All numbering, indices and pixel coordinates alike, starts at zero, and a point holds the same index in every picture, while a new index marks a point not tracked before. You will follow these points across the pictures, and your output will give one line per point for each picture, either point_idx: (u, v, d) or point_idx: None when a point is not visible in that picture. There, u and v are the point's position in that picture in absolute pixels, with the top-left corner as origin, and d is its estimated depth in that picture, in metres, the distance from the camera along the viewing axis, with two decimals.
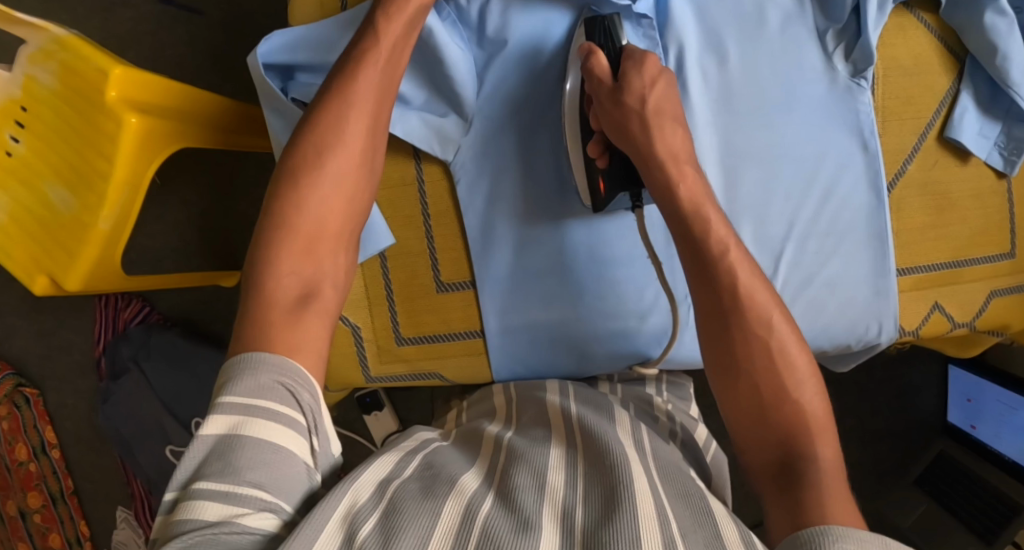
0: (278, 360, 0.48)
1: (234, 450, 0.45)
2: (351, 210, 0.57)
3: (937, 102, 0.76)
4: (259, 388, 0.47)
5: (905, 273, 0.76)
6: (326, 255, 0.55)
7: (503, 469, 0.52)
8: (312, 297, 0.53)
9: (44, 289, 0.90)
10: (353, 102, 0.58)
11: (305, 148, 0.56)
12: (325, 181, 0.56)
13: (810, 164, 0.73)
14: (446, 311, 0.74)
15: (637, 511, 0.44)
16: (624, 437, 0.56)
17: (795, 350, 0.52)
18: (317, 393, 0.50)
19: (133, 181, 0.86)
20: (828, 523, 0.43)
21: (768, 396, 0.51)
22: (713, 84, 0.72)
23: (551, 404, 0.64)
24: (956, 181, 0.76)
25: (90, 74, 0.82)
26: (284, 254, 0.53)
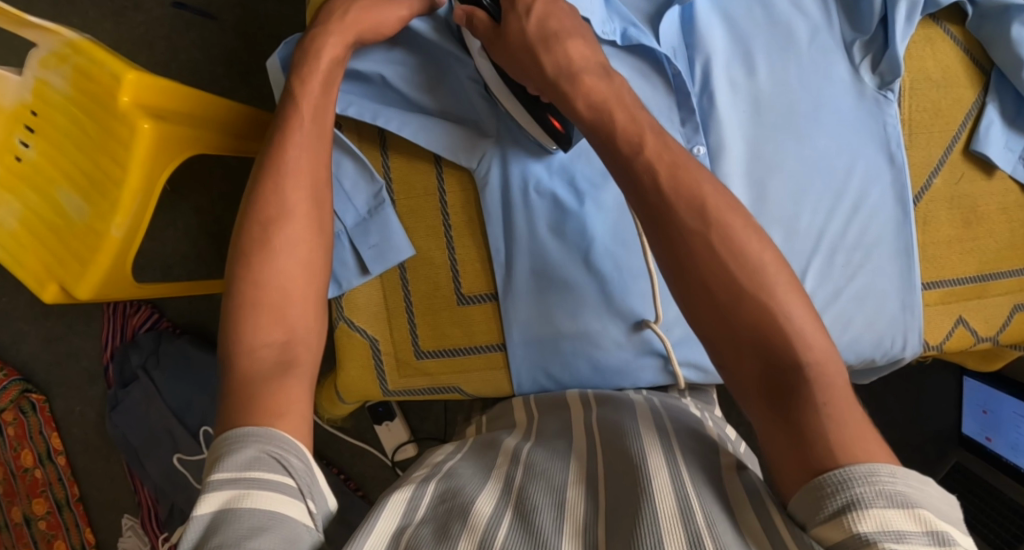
0: (262, 431, 0.48)
1: (230, 522, 0.44)
2: (312, 271, 0.57)
3: (964, 114, 0.75)
4: (247, 463, 0.46)
5: (931, 287, 0.75)
6: (297, 317, 0.55)
7: (520, 485, 0.51)
8: (290, 362, 0.53)
9: (54, 297, 0.89)
10: (287, 172, 0.58)
11: (251, 226, 0.56)
12: (281, 252, 0.56)
13: (838, 177, 0.72)
14: (470, 325, 0.73)
15: (657, 514, 0.44)
16: (648, 434, 0.55)
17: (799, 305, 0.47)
18: (309, 459, 0.49)
19: (147, 187, 0.85)
20: (824, 475, 0.42)
21: (776, 353, 0.46)
22: (741, 94, 0.72)
23: (576, 420, 0.63)
24: (983, 195, 0.76)
25: (103, 78, 0.81)
26: (252, 328, 0.53)
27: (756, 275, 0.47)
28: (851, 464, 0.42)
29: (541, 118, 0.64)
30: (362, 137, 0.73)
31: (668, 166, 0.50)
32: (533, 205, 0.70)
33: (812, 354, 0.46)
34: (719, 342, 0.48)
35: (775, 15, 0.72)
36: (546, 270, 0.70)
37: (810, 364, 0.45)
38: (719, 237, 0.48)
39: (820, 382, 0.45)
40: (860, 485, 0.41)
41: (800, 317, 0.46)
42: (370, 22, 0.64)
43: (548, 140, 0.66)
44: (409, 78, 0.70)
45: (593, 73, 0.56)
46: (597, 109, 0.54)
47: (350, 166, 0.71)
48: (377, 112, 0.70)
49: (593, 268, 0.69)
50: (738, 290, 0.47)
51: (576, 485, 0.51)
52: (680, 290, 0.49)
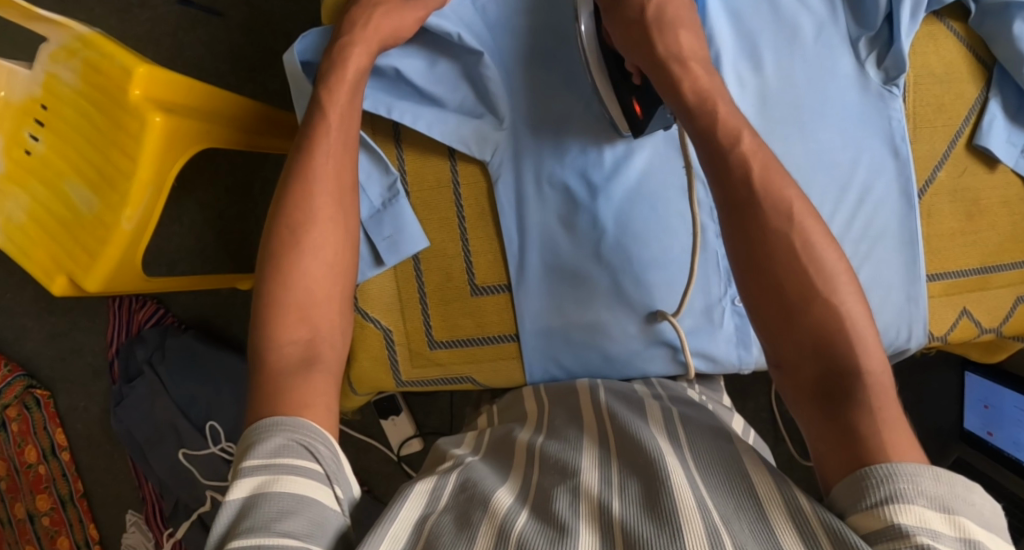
0: (289, 421, 0.49)
1: (260, 506, 0.45)
2: (336, 272, 0.58)
3: (967, 109, 0.76)
4: (276, 449, 0.47)
5: (935, 278, 0.77)
6: (321, 318, 0.56)
7: (537, 483, 0.52)
8: (314, 358, 0.54)
9: (62, 289, 0.88)
10: (314, 178, 0.59)
11: (280, 229, 0.58)
12: (306, 254, 0.57)
13: (844, 170, 0.73)
14: (482, 316, 0.73)
15: (677, 504, 0.44)
16: (658, 433, 0.56)
17: (841, 278, 0.49)
18: (335, 447, 0.51)
19: (157, 180, 0.84)
20: (869, 468, 0.44)
21: (819, 332, 0.48)
22: (749, 88, 0.73)
23: (584, 406, 0.64)
24: (986, 188, 0.77)
25: (113, 72, 0.81)
26: (279, 325, 0.55)
27: (829, 278, 0.49)
28: (897, 462, 0.44)
29: (624, 99, 0.65)
30: (376, 129, 0.73)
31: (761, 163, 0.52)
32: (543, 197, 0.71)
33: (871, 362, 0.48)
34: (779, 341, 0.50)
35: (784, 12, 0.73)
36: (557, 263, 0.71)
37: (868, 372, 0.47)
38: (800, 240, 0.49)
39: (875, 388, 0.47)
40: (903, 482, 0.42)
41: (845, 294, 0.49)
42: (389, 28, 0.65)
43: (623, 122, 0.67)
44: (424, 73, 0.70)
45: (700, 62, 0.57)
46: (701, 95, 0.55)
47: (364, 159, 0.72)
48: (391, 105, 0.70)
49: (606, 262, 0.70)
50: (810, 292, 0.49)
51: (593, 471, 0.51)
52: (748, 287, 0.51)
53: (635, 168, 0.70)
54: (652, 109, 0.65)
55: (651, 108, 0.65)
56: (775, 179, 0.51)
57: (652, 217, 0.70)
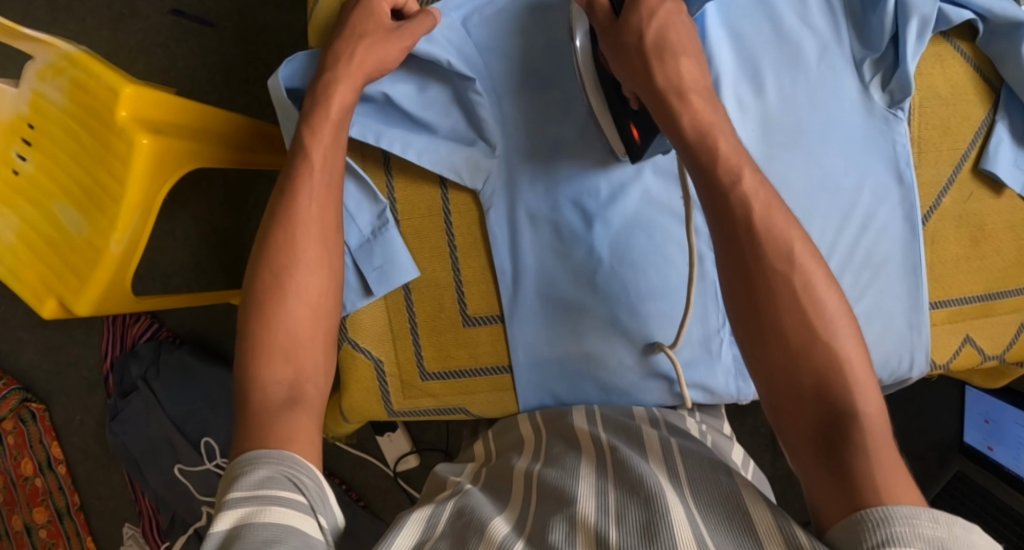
0: (274, 453, 0.49)
1: (245, 537, 0.43)
2: (321, 312, 0.57)
3: (973, 132, 0.74)
4: (261, 480, 0.47)
5: (938, 306, 0.75)
6: (307, 356, 0.55)
7: (534, 514, 0.51)
8: (297, 399, 0.53)
9: (53, 312, 0.87)
10: (298, 220, 0.58)
11: (262, 275, 0.57)
12: (290, 297, 0.56)
13: (847, 198, 0.71)
14: (474, 346, 0.72)
15: (674, 538, 0.43)
16: (659, 470, 0.54)
17: (827, 295, 0.48)
18: (321, 480, 0.50)
19: (145, 202, 0.83)
20: (866, 510, 0.42)
21: (798, 349, 0.47)
22: (750, 112, 0.71)
23: (581, 435, 0.63)
24: (991, 214, 0.75)
25: (100, 92, 0.80)
26: (261, 369, 0.54)
27: (825, 317, 0.48)
28: (894, 505, 0.42)
29: (622, 124, 0.64)
30: (366, 158, 0.72)
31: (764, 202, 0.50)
32: (537, 227, 0.69)
33: (867, 402, 0.46)
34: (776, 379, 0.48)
35: (787, 34, 0.71)
36: (552, 294, 0.70)
37: (865, 412, 0.46)
38: (802, 280, 0.48)
39: (871, 429, 0.46)
40: (899, 524, 0.41)
41: (834, 314, 0.48)
42: (375, 61, 0.63)
43: (621, 147, 0.66)
44: (416, 99, 0.69)
45: (700, 94, 0.55)
46: (702, 129, 0.53)
47: (353, 189, 0.71)
48: (380, 132, 0.68)
49: (602, 291, 0.68)
50: (808, 329, 0.48)
51: (590, 498, 0.50)
52: (739, 317, 0.50)
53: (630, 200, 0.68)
54: (650, 135, 0.63)
55: (649, 134, 0.63)
56: (777, 219, 0.50)
57: (651, 245, 0.68)
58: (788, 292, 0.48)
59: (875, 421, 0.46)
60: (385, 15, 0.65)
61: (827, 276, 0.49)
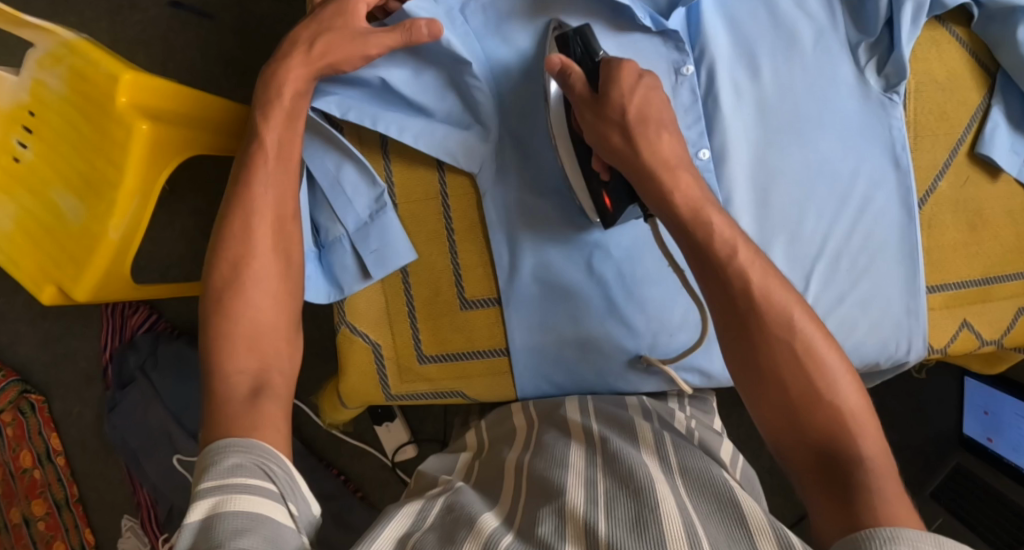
0: (243, 443, 0.51)
1: (215, 526, 0.45)
2: (273, 297, 0.60)
3: (968, 117, 0.74)
4: (234, 467, 0.49)
5: (935, 290, 0.75)
6: (269, 348, 0.58)
7: (524, 507, 0.51)
8: (262, 387, 0.56)
9: (52, 298, 0.87)
10: (255, 210, 0.62)
11: (221, 266, 0.60)
12: (250, 287, 0.59)
13: (844, 182, 0.71)
14: (471, 330, 0.72)
15: (665, 536, 0.43)
16: (650, 460, 0.55)
17: (822, 349, 0.52)
18: (291, 468, 0.51)
19: (144, 189, 0.83)
20: (871, 529, 0.44)
21: (800, 403, 0.51)
22: (746, 95, 0.71)
23: (573, 424, 0.64)
24: (987, 198, 0.75)
25: (99, 79, 0.80)
26: (225, 356, 0.56)
27: (827, 373, 0.52)
28: (901, 530, 0.44)
29: (595, 190, 0.64)
30: (363, 141, 0.72)
31: (761, 273, 0.54)
32: (536, 207, 0.69)
33: (871, 447, 0.50)
34: (785, 429, 0.52)
35: (783, 19, 0.71)
36: (549, 278, 0.70)
37: (869, 455, 0.50)
38: (802, 343, 0.52)
39: (873, 466, 0.50)
40: (904, 546, 0.42)
41: (831, 364, 0.52)
42: (332, 58, 0.64)
43: (594, 213, 0.66)
44: (412, 81, 0.68)
45: (686, 170, 0.58)
46: (693, 207, 0.56)
47: (350, 170, 0.70)
48: (376, 116, 0.69)
49: (599, 278, 0.69)
50: (811, 388, 0.51)
51: (580, 489, 0.50)
52: (744, 380, 0.54)
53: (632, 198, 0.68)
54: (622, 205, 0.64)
55: (621, 205, 0.63)
56: None
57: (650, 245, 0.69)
58: (790, 356, 0.52)
59: (879, 463, 0.50)
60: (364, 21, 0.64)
61: (824, 332, 0.53)
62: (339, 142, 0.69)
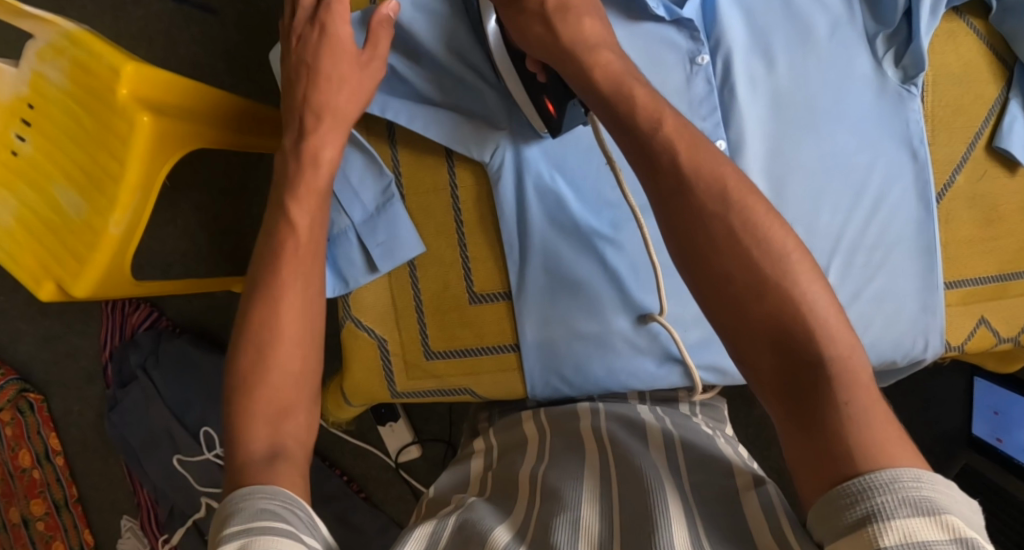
0: (267, 489, 0.47)
1: None
2: (302, 380, 0.57)
3: (986, 110, 0.73)
4: (256, 510, 0.45)
5: (952, 287, 0.73)
6: (292, 422, 0.55)
7: (538, 517, 0.50)
8: (279, 453, 0.52)
9: (50, 295, 0.85)
10: (284, 288, 0.59)
11: (246, 338, 0.56)
12: (275, 364, 0.55)
13: (860, 176, 0.70)
14: (480, 325, 0.71)
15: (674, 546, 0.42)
16: (659, 463, 0.55)
17: (775, 238, 0.46)
18: (315, 518, 0.48)
19: (145, 183, 0.81)
20: (846, 484, 0.40)
21: (761, 307, 0.45)
22: (761, 86, 0.69)
23: (585, 431, 0.64)
24: (1005, 193, 0.73)
25: (102, 71, 0.78)
26: (248, 428, 0.53)
27: (778, 259, 0.46)
28: (873, 472, 0.39)
29: (536, 99, 0.63)
30: (371, 131, 0.71)
31: (688, 144, 0.49)
32: (545, 197, 0.68)
33: (836, 348, 0.44)
34: (737, 336, 0.45)
35: (798, 10, 0.70)
36: (556, 269, 0.68)
37: (834, 358, 0.43)
38: (740, 219, 0.46)
39: (843, 375, 0.43)
40: (882, 494, 0.38)
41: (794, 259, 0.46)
42: (352, 106, 0.66)
43: (540, 122, 0.64)
44: (420, 72, 0.68)
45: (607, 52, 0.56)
46: (613, 79, 0.54)
47: (357, 159, 0.70)
48: (385, 104, 0.69)
49: (608, 270, 0.68)
50: (760, 278, 0.45)
51: (590, 505, 0.50)
52: (700, 287, 0.47)
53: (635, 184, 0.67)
54: (564, 105, 0.62)
55: (564, 105, 0.62)
56: None
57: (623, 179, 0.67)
58: (740, 255, 0.46)
59: (852, 371, 0.43)
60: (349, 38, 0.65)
61: (774, 215, 0.47)
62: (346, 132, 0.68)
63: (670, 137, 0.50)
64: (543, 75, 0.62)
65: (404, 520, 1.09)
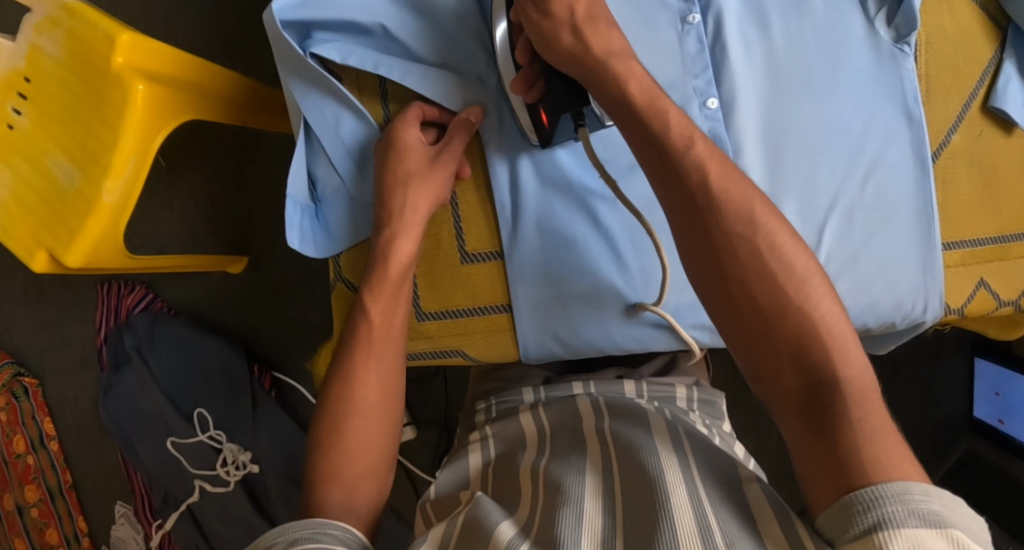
0: (300, 518, 0.51)
1: None
2: (376, 443, 0.59)
3: (981, 71, 0.72)
4: (289, 542, 0.49)
5: (951, 248, 0.72)
6: (361, 474, 0.57)
7: (541, 509, 0.51)
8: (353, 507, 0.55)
9: (44, 265, 0.85)
10: (365, 352, 0.61)
11: (328, 400, 0.59)
12: (352, 431, 0.58)
13: (856, 136, 0.69)
14: (472, 285, 0.70)
15: (678, 533, 0.44)
16: (663, 449, 0.55)
17: (790, 250, 0.48)
18: (345, 527, 0.52)
19: (140, 151, 0.81)
20: (856, 492, 0.42)
21: (771, 314, 0.47)
22: (754, 46, 0.69)
23: (589, 431, 0.63)
24: (1003, 154, 0.73)
25: (97, 41, 0.78)
26: (326, 491, 0.56)
27: (789, 266, 0.48)
28: (884, 483, 0.42)
29: (533, 109, 0.62)
30: (362, 92, 0.70)
31: (717, 163, 0.50)
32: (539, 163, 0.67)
33: (851, 366, 0.46)
34: (752, 348, 0.48)
35: None
36: (551, 227, 0.67)
37: (848, 376, 0.46)
38: (767, 243, 0.48)
39: (855, 393, 0.46)
40: (892, 503, 0.41)
41: (803, 268, 0.48)
42: (426, 207, 0.64)
43: (533, 132, 0.65)
44: (411, 29, 0.67)
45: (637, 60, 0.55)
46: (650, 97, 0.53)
47: (349, 120, 0.69)
48: (377, 61, 0.67)
49: (601, 226, 0.67)
50: (782, 300, 0.47)
51: (592, 500, 0.51)
52: (712, 291, 0.49)
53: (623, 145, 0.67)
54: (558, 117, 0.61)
55: (556, 119, 0.61)
56: None
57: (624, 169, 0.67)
58: (758, 259, 0.48)
59: (863, 388, 0.46)
60: (416, 144, 0.65)
61: (790, 233, 0.49)
62: (339, 92, 0.67)
63: (701, 157, 0.50)
64: (530, 95, 0.61)
65: (399, 506, 1.08)
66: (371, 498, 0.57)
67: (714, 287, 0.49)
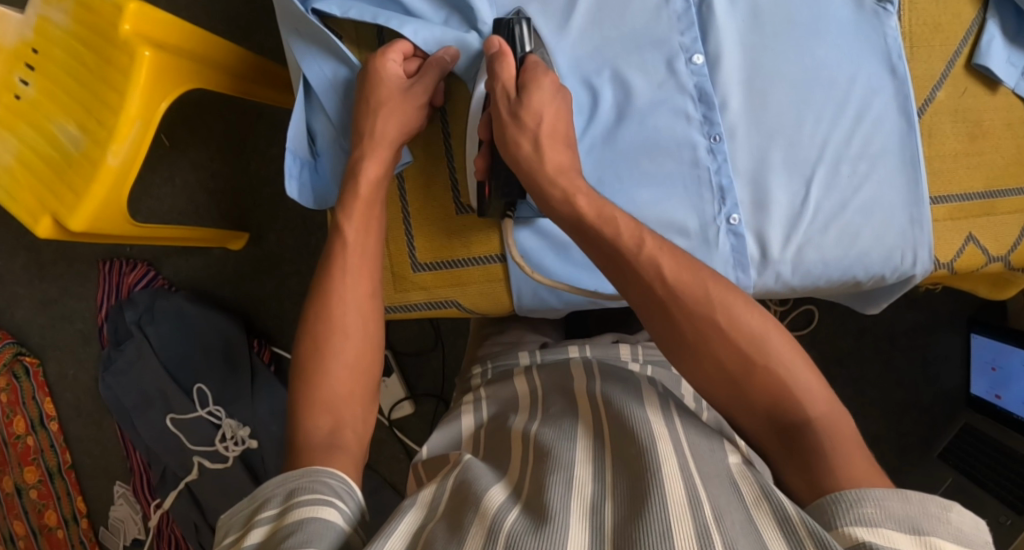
0: (298, 470, 0.51)
1: (276, 540, 0.46)
2: (360, 385, 0.60)
3: (964, 29, 0.74)
4: (287, 494, 0.49)
5: (938, 202, 0.74)
6: (344, 407, 0.58)
7: (532, 474, 0.51)
8: (338, 445, 0.56)
9: (48, 231, 0.87)
10: (344, 298, 0.62)
11: (307, 343, 0.60)
12: (332, 370, 0.59)
13: (841, 89, 0.71)
14: (468, 235, 0.72)
15: (666, 500, 0.44)
16: (654, 419, 0.54)
17: (744, 314, 0.53)
18: (344, 477, 0.52)
19: (145, 116, 0.83)
20: (834, 494, 0.45)
21: (737, 371, 0.52)
22: (740, 3, 0.71)
23: (579, 393, 0.62)
24: (987, 109, 0.74)
25: (104, 9, 0.80)
26: (304, 417, 0.57)
27: (744, 330, 0.52)
28: (861, 488, 0.45)
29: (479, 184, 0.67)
30: (361, 47, 0.72)
31: (669, 257, 0.55)
32: None
33: (817, 404, 0.50)
34: (728, 401, 0.53)
35: None
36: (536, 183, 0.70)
37: (815, 414, 0.50)
38: (723, 315, 0.53)
39: (827, 428, 0.49)
40: (867, 505, 0.43)
41: (757, 325, 0.52)
42: (394, 129, 0.66)
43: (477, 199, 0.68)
44: None
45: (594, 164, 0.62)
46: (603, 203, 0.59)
47: (346, 75, 0.71)
48: (377, 13, 0.69)
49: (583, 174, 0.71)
50: (745, 360, 0.52)
51: (586, 466, 0.50)
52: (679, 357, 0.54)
53: (609, 103, 0.71)
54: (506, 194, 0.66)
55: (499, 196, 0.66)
56: None
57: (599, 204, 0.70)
58: (716, 330, 0.53)
59: (833, 424, 0.50)
60: (393, 77, 0.67)
61: (743, 299, 0.54)
62: (338, 49, 0.69)
63: (651, 253, 0.56)
64: (482, 173, 0.66)
65: (396, 481, 1.08)
66: (357, 432, 0.58)
67: (683, 355, 0.54)
